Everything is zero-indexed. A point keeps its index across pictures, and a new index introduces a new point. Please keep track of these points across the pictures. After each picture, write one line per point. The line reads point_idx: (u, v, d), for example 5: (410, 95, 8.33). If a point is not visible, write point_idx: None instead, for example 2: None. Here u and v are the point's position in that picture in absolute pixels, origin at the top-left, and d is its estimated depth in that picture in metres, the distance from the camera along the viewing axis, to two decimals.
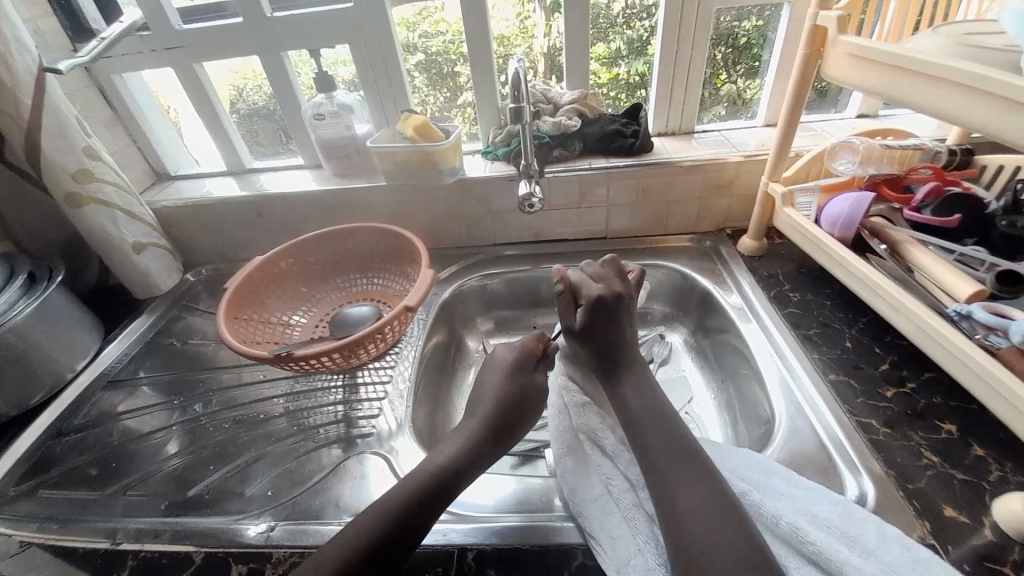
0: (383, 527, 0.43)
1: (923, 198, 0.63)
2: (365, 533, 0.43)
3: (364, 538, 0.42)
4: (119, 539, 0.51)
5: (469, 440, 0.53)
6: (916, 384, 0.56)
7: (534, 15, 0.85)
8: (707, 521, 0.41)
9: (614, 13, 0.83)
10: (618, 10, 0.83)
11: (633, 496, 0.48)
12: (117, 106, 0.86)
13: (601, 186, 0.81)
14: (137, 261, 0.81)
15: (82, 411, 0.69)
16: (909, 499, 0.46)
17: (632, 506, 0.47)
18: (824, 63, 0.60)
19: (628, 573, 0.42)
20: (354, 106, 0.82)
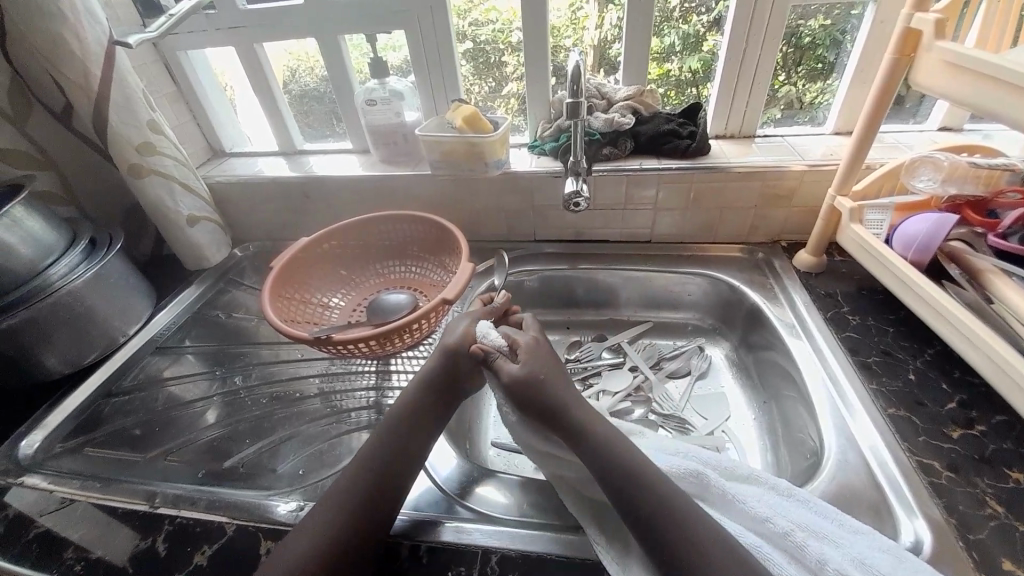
0: (350, 505, 0.44)
1: (1010, 225, 0.56)
2: (330, 511, 0.44)
3: (329, 514, 0.44)
4: (156, 504, 0.54)
5: (414, 410, 0.53)
6: (987, 428, 0.51)
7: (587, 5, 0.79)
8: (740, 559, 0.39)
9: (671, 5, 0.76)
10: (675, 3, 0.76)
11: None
12: (181, 82, 0.89)
13: (650, 187, 0.78)
14: (190, 233, 0.84)
15: (130, 373, 0.73)
16: (968, 550, 0.42)
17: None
18: (914, 68, 0.55)
19: None
20: (405, 92, 0.82)
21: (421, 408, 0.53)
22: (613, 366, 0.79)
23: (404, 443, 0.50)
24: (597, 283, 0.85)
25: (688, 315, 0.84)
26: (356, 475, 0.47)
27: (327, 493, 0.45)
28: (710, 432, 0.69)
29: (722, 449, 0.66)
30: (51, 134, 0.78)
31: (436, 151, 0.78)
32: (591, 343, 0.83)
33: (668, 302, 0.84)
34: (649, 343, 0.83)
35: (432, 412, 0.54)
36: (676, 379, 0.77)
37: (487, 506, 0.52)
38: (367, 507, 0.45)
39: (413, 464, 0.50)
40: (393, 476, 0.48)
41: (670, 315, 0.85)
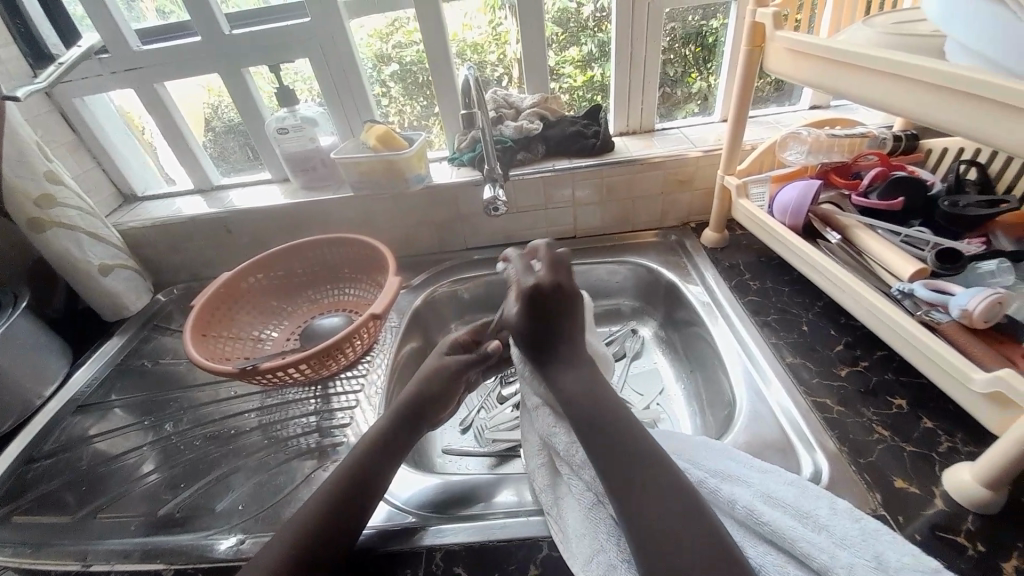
0: (314, 528, 0.43)
1: (869, 183, 0.65)
2: (293, 535, 0.42)
3: (291, 539, 0.42)
4: (89, 562, 0.52)
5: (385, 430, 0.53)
6: (869, 363, 0.58)
7: (506, 21, 0.82)
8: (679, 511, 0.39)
9: (584, 15, 0.81)
10: (588, 13, 0.81)
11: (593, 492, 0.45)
12: (80, 130, 0.86)
13: (566, 186, 0.83)
14: (105, 283, 0.80)
15: (52, 435, 0.69)
16: (861, 473, 0.47)
17: (593, 501, 0.45)
18: (765, 57, 0.62)
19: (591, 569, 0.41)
20: (317, 118, 0.83)
21: (390, 432, 0.53)
22: None
23: (373, 464, 0.50)
24: None
25: (619, 301, 0.89)
26: (326, 496, 0.46)
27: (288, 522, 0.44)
28: (645, 407, 0.73)
29: (657, 421, 0.70)
30: None
31: (354, 172, 0.79)
32: None
33: (598, 292, 0.89)
34: None
35: (403, 433, 0.54)
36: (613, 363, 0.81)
37: (434, 510, 0.53)
38: (332, 530, 0.44)
39: (383, 483, 0.49)
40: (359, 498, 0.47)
41: (602, 302, 0.90)
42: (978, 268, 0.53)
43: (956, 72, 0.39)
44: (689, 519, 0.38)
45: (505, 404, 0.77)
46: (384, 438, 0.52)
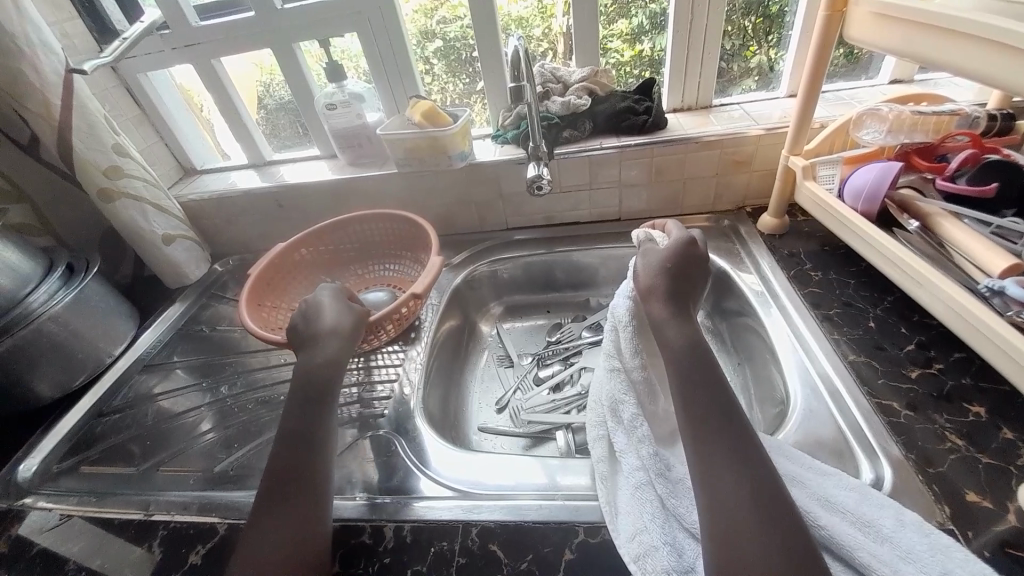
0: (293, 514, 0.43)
1: (957, 167, 0.59)
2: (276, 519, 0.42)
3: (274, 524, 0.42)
4: (151, 511, 0.56)
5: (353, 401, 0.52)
6: (944, 365, 0.53)
7: None
8: (740, 510, 0.36)
9: None
10: None
11: (645, 472, 0.46)
12: (144, 104, 0.90)
13: (613, 167, 0.80)
14: (167, 252, 0.85)
15: (121, 392, 0.74)
16: (928, 484, 0.44)
17: (642, 481, 0.45)
18: (847, 24, 0.56)
19: (632, 547, 0.41)
20: (364, 94, 0.83)
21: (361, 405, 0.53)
22: (594, 344, 0.81)
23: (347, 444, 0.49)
24: (573, 264, 0.86)
25: None
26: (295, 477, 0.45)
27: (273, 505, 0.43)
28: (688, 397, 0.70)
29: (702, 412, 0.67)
30: (18, 166, 0.79)
31: (399, 149, 0.79)
32: (572, 323, 0.86)
33: None
34: None
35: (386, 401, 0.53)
36: None
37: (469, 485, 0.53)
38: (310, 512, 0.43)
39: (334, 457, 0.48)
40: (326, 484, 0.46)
41: None
42: None
43: None
44: (764, 521, 0.35)
45: (541, 385, 0.77)
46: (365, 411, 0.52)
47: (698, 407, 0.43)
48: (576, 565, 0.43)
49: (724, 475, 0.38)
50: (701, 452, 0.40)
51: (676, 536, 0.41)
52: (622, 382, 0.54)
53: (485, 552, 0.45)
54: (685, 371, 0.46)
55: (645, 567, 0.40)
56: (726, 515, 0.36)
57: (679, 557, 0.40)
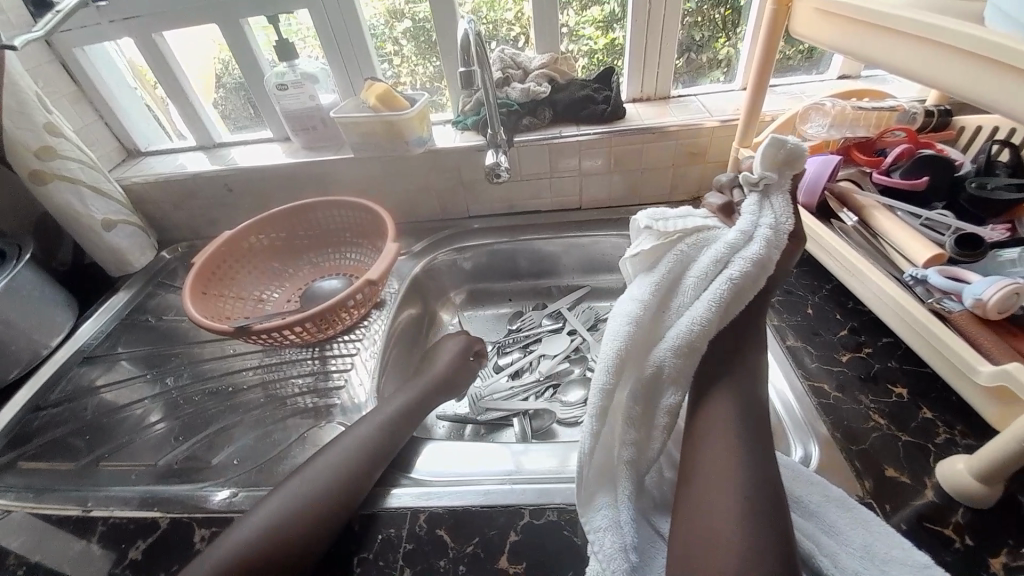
0: (306, 519, 0.44)
1: (893, 161, 0.62)
2: (286, 519, 0.44)
3: (283, 524, 0.44)
4: (90, 507, 0.54)
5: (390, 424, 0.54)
6: (873, 349, 0.56)
7: None
8: (755, 524, 0.37)
9: None
10: None
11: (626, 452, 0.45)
12: (82, 81, 0.85)
13: (572, 156, 0.80)
14: (108, 238, 0.81)
15: (61, 384, 0.71)
16: (850, 461, 0.47)
17: (620, 462, 0.44)
18: (792, 19, 0.58)
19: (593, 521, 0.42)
20: (318, 75, 0.81)
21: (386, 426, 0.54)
22: (553, 331, 0.82)
23: (368, 463, 0.50)
24: (536, 253, 0.87)
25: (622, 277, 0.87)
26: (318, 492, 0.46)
27: (284, 513, 0.44)
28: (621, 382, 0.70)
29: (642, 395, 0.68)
30: None
31: (354, 133, 0.77)
32: (532, 311, 0.86)
33: (603, 266, 0.87)
34: (588, 306, 0.86)
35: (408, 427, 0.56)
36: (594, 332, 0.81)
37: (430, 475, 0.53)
38: (318, 518, 0.45)
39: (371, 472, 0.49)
40: (343, 493, 0.47)
41: (606, 278, 0.88)
42: (998, 256, 0.50)
43: (995, 39, 0.35)
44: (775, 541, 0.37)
45: (500, 372, 0.78)
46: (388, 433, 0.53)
47: (712, 409, 0.45)
48: (519, 547, 0.44)
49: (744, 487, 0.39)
50: (730, 465, 0.41)
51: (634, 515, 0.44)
52: (685, 361, 0.45)
53: (432, 538, 0.46)
54: (733, 388, 0.45)
55: (601, 537, 0.40)
56: (732, 524, 0.38)
57: (629, 535, 0.42)
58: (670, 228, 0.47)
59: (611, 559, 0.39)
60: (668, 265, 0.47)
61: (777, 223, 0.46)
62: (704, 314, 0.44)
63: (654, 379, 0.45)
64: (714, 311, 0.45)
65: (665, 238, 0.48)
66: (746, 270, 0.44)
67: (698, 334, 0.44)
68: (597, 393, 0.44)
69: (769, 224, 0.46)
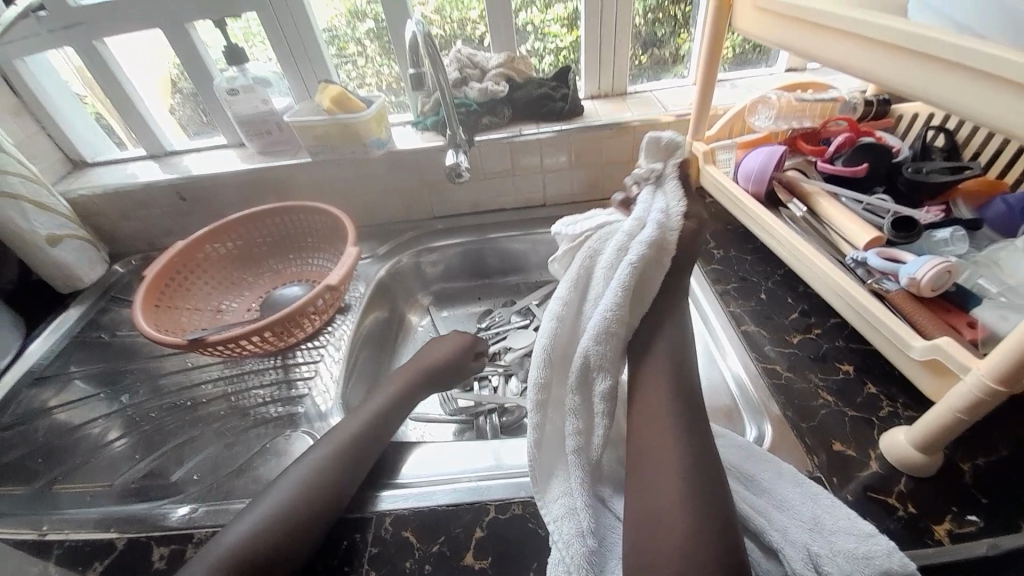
0: (275, 534, 0.42)
1: (836, 150, 0.65)
2: (254, 534, 0.42)
3: (253, 539, 0.42)
4: (45, 530, 0.53)
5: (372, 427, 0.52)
6: (823, 330, 0.58)
7: None
8: (697, 497, 0.39)
9: None
10: None
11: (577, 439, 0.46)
12: (19, 90, 0.81)
13: (533, 152, 0.80)
14: (55, 254, 0.78)
15: (9, 408, 0.68)
16: (802, 437, 0.49)
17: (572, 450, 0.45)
18: (734, 16, 0.59)
19: (552, 511, 0.42)
20: (269, 79, 0.79)
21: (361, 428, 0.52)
22: (522, 327, 0.82)
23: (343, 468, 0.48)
24: (503, 251, 0.87)
25: None
26: (290, 503, 0.44)
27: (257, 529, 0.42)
28: None
29: None
30: None
31: (310, 136, 0.75)
32: (500, 309, 0.86)
33: None
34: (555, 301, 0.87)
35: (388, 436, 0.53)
36: None
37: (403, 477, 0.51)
38: (290, 535, 0.43)
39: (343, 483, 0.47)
40: (314, 504, 0.45)
41: None
42: (932, 236, 0.53)
43: (924, 32, 0.37)
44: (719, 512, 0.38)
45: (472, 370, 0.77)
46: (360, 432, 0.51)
47: (649, 388, 0.47)
48: (485, 542, 0.44)
49: (682, 462, 0.41)
50: (670, 440, 0.42)
51: (591, 500, 0.44)
52: (608, 348, 0.48)
53: (399, 540, 0.46)
54: (662, 364, 0.48)
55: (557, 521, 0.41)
56: (674, 498, 0.39)
57: (589, 521, 0.42)
58: (576, 230, 0.57)
59: (568, 543, 0.40)
60: (581, 262, 0.53)
61: (667, 207, 0.54)
62: (614, 300, 0.49)
63: (584, 368, 0.48)
64: (635, 295, 0.50)
65: (575, 241, 0.58)
66: (642, 255, 0.50)
67: (613, 320, 0.48)
68: (532, 389, 0.48)
69: (660, 207, 0.54)
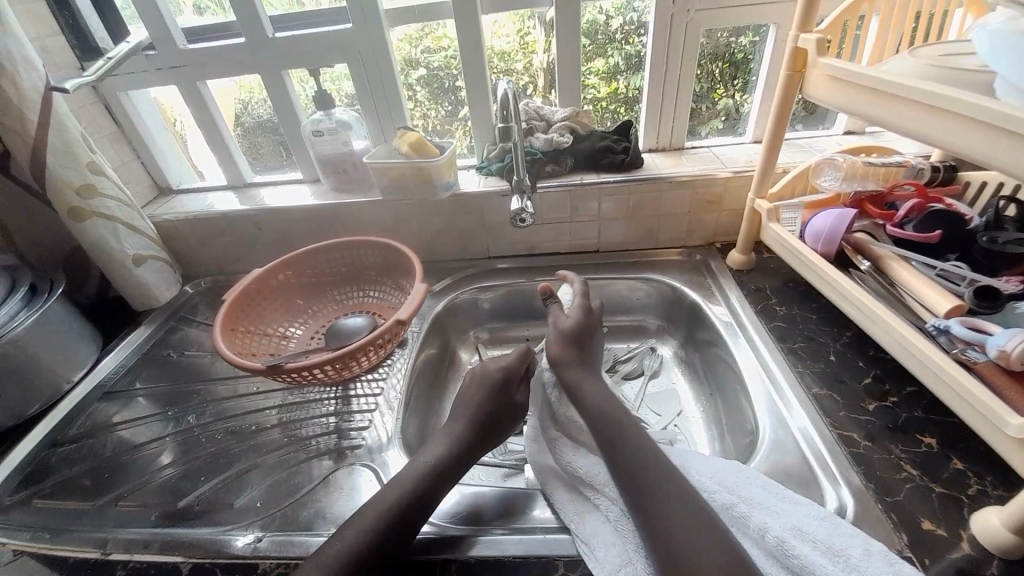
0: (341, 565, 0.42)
1: (905, 214, 0.65)
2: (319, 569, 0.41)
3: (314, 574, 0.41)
4: (109, 550, 0.53)
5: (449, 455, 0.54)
6: (899, 398, 0.56)
7: (535, 31, 0.83)
8: (700, 552, 0.39)
9: (613, 28, 0.81)
10: (617, 25, 0.81)
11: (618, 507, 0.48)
12: (122, 122, 0.89)
13: (592, 200, 0.83)
14: (137, 273, 0.82)
15: (78, 421, 0.70)
16: (887, 512, 0.46)
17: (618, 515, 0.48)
18: (805, 83, 0.61)
19: None
20: (352, 122, 0.84)
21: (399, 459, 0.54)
22: None
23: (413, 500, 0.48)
24: None
25: (639, 317, 0.88)
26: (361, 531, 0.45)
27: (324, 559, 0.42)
28: (663, 427, 0.72)
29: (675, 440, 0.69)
30: None
31: (384, 176, 0.80)
32: None
33: (621, 307, 0.88)
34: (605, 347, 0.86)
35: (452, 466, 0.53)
36: (630, 380, 0.80)
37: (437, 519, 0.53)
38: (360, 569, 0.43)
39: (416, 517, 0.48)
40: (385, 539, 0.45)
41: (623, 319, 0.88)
42: (1016, 308, 0.51)
43: (1007, 111, 0.38)
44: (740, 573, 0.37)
45: None
46: (437, 470, 0.52)
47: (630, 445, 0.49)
48: None
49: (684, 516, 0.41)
50: (653, 497, 0.44)
51: None
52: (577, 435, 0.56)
53: None
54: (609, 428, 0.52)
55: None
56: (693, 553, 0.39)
57: None
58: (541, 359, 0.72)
59: None
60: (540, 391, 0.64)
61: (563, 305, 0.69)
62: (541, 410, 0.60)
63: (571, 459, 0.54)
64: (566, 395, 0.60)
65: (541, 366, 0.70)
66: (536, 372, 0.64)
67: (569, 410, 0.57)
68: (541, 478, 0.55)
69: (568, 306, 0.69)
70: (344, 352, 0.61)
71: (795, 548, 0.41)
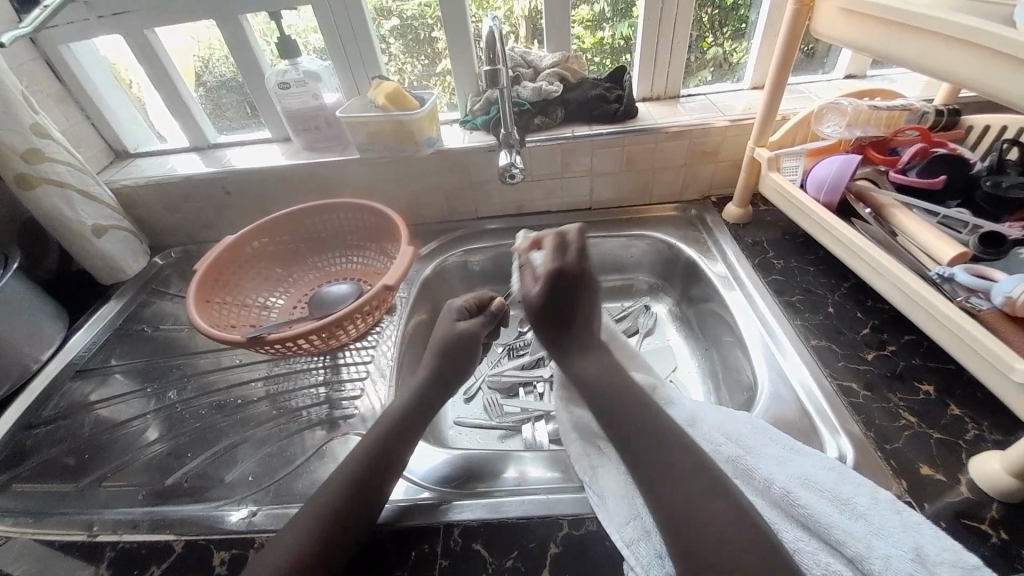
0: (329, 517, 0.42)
1: (909, 159, 0.62)
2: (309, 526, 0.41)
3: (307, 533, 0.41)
4: (96, 531, 0.51)
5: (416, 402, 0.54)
6: (897, 347, 0.56)
7: None
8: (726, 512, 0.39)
9: None
10: None
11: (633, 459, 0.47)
12: (66, 78, 0.80)
13: (584, 155, 0.79)
14: (100, 244, 0.77)
15: (52, 401, 0.67)
16: (887, 460, 0.46)
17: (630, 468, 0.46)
18: (814, 18, 0.57)
19: (625, 533, 0.42)
20: (321, 73, 0.77)
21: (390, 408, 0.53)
22: None
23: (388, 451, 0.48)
24: None
25: (634, 275, 0.86)
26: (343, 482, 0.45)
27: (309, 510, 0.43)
28: None
29: None
30: None
31: (362, 133, 0.74)
32: None
33: (614, 266, 0.86)
34: None
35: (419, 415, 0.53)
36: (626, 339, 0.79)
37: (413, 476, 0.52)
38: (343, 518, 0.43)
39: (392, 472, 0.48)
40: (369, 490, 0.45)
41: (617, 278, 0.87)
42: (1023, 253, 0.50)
43: None
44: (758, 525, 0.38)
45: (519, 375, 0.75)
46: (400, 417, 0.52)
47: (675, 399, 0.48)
48: (562, 560, 0.43)
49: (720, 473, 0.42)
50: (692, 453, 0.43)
51: None
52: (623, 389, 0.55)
53: (468, 553, 0.44)
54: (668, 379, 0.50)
55: (637, 553, 0.40)
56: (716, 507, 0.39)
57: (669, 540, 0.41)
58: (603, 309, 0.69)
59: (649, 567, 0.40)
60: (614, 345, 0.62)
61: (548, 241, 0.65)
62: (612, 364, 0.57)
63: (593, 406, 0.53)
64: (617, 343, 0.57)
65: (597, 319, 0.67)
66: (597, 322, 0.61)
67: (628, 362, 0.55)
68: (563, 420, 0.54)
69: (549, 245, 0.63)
70: (334, 321, 0.58)
71: (806, 500, 0.41)
